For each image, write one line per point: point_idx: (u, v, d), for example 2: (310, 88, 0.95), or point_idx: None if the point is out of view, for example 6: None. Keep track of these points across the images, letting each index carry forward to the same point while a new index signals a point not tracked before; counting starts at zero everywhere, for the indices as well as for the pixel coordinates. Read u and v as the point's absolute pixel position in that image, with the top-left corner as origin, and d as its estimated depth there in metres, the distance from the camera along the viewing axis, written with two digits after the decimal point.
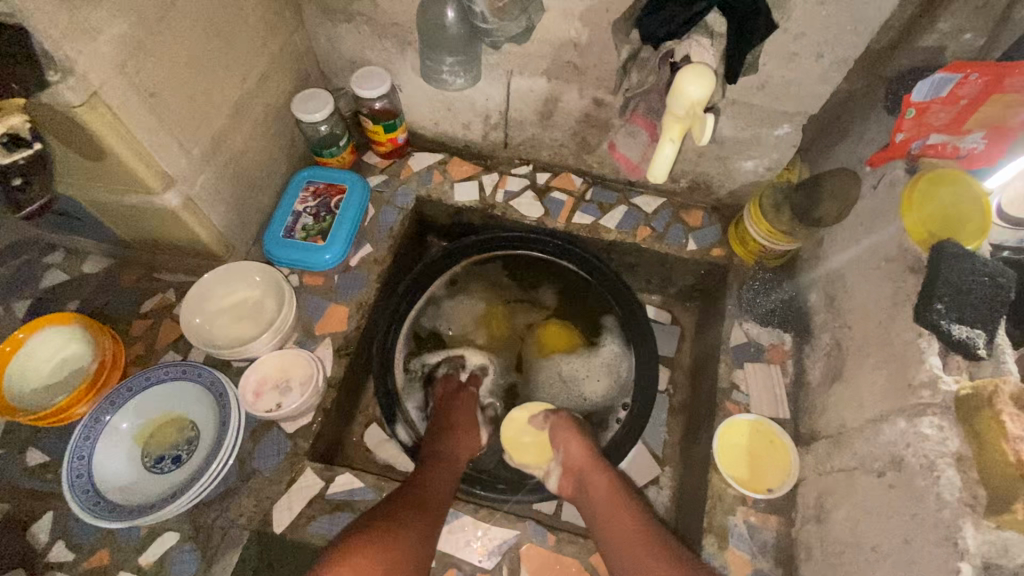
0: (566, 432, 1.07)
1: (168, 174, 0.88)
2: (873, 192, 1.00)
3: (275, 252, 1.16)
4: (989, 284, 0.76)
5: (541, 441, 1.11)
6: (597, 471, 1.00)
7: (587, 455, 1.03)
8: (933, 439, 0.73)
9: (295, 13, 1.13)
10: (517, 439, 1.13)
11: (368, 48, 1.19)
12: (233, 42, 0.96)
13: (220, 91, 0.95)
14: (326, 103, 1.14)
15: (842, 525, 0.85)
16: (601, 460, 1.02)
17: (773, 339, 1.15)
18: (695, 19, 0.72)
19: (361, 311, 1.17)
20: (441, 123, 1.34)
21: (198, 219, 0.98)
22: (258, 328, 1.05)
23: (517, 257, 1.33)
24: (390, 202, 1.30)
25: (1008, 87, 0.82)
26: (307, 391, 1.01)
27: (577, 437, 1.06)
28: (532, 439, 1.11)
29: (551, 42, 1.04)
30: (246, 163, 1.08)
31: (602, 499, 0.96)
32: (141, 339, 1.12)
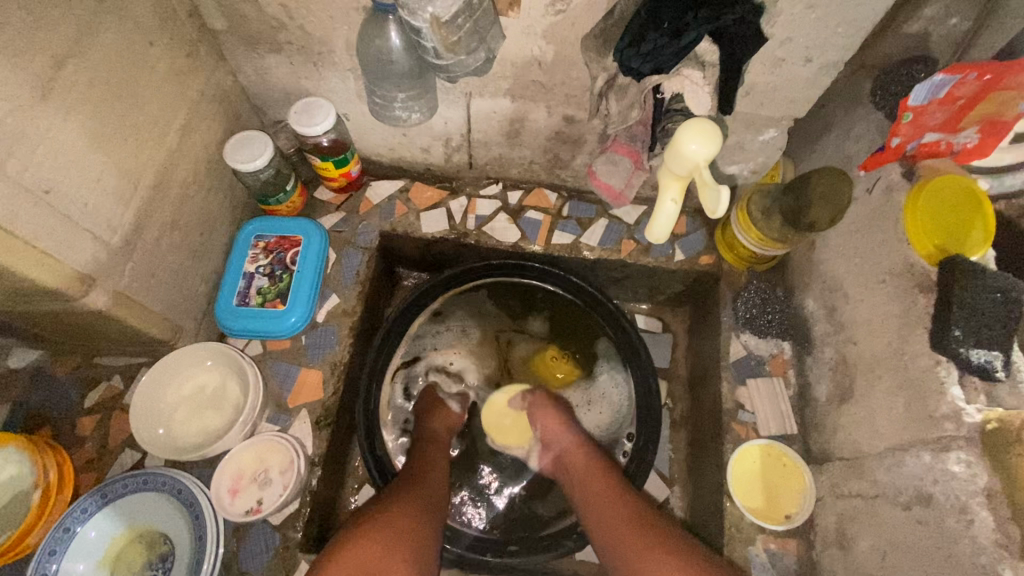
0: (542, 410, 1.09)
1: (88, 275, 0.75)
2: (868, 196, 0.95)
3: (230, 324, 1.04)
4: (1002, 302, 0.72)
5: (521, 421, 1.15)
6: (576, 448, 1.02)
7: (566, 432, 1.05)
8: (961, 477, 0.70)
9: (212, 47, 0.97)
10: (499, 425, 1.16)
11: (304, 78, 1.04)
12: (141, 102, 0.81)
13: (135, 161, 0.81)
14: (264, 148, 1.00)
15: (867, 555, 0.83)
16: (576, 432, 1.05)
17: (772, 350, 1.12)
18: (684, 53, 0.64)
19: (336, 373, 1.07)
20: (397, 149, 1.21)
21: (134, 310, 0.85)
22: (227, 417, 0.95)
23: (501, 285, 1.23)
24: (351, 243, 1.18)
25: (1007, 87, 0.76)
26: (290, 481, 0.92)
27: (558, 413, 1.08)
28: (512, 422, 1.15)
29: (512, 62, 0.93)
30: (181, 233, 0.94)
31: (581, 471, 0.99)
32: (90, 440, 1.00)
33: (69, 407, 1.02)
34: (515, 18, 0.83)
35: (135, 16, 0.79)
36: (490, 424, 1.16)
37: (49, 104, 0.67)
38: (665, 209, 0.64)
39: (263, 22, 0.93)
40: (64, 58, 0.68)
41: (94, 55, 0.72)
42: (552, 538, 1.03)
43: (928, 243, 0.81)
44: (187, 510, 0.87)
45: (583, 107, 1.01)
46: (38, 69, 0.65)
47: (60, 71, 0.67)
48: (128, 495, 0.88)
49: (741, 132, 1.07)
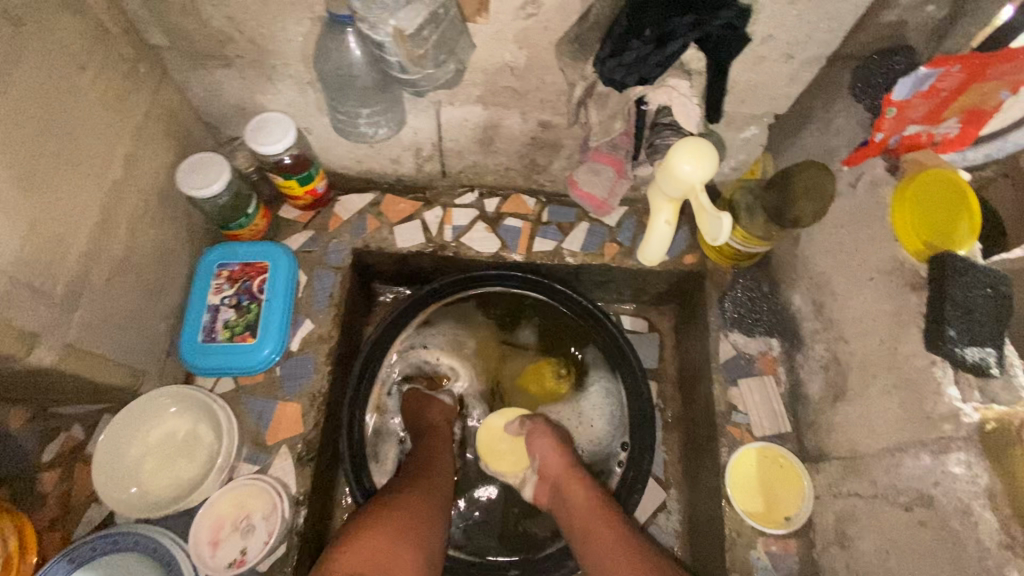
0: (542, 439, 1.03)
1: (31, 330, 0.68)
2: (852, 191, 0.93)
3: (197, 362, 0.98)
4: (992, 298, 0.72)
5: (518, 447, 1.08)
6: (577, 480, 0.97)
7: (568, 462, 1.00)
8: (963, 478, 0.70)
9: (155, 65, 0.89)
10: (493, 447, 1.10)
11: (259, 93, 0.97)
12: (77, 134, 0.74)
13: (75, 199, 0.74)
14: (221, 171, 0.93)
15: (869, 555, 0.83)
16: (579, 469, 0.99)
17: (761, 347, 1.11)
18: (669, 62, 0.60)
19: (316, 404, 1.01)
20: (365, 161, 1.15)
21: (87, 361, 0.78)
22: (202, 464, 0.89)
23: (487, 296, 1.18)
24: (322, 263, 1.12)
25: (990, 77, 0.74)
26: (275, 524, 0.87)
27: (559, 444, 1.02)
28: (509, 446, 1.08)
29: (483, 69, 0.87)
30: (134, 270, 0.87)
31: (579, 507, 0.95)
32: (53, 496, 0.92)
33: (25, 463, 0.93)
34: (483, 24, 0.78)
35: (61, 38, 0.71)
36: (484, 443, 1.10)
37: None
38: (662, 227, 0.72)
39: (209, 36, 0.85)
40: None
41: (15, 86, 0.64)
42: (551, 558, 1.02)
43: (917, 241, 0.80)
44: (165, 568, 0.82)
45: (559, 111, 0.96)
46: None
47: None
48: (97, 559, 0.80)
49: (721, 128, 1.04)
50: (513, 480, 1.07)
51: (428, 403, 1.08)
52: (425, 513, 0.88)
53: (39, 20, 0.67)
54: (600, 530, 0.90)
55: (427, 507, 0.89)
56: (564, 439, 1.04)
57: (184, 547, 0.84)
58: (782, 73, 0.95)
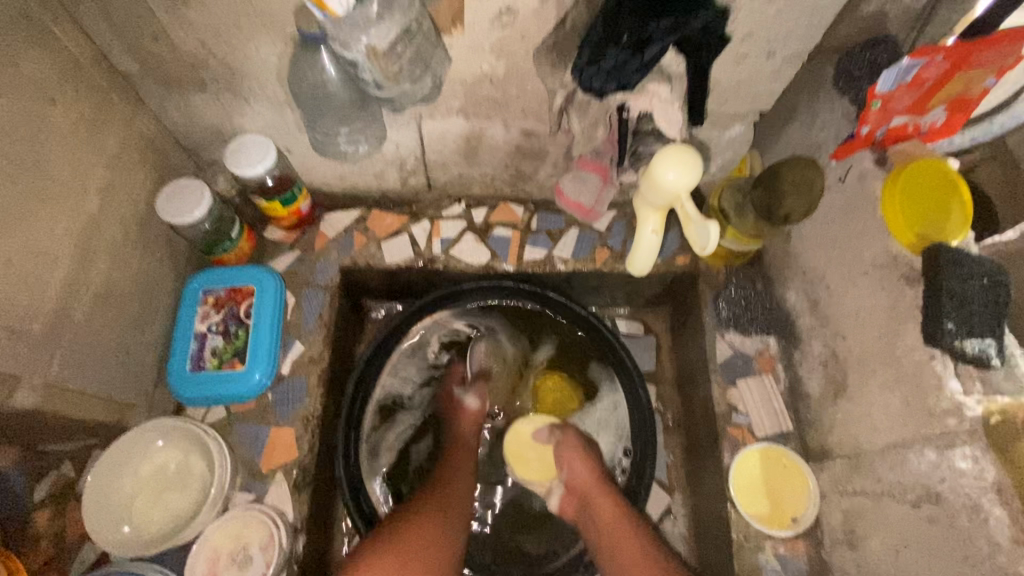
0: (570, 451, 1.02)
1: (9, 373, 0.66)
2: (841, 185, 0.93)
3: (184, 391, 0.95)
4: (988, 288, 0.70)
5: (546, 456, 1.06)
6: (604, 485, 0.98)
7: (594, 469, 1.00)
8: (970, 474, 0.69)
9: (128, 92, 0.88)
10: (523, 455, 1.08)
11: (237, 116, 0.95)
12: (47, 167, 0.72)
13: (51, 236, 0.72)
14: (201, 197, 0.91)
15: (878, 554, 0.82)
16: (607, 484, 0.97)
17: (758, 346, 1.09)
18: (648, 65, 0.59)
19: (310, 428, 0.99)
20: (349, 177, 1.13)
21: (70, 399, 0.76)
22: (195, 498, 0.87)
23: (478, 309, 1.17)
24: (310, 283, 1.10)
25: (974, 64, 0.74)
26: (273, 554, 0.85)
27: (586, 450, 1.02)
28: (536, 456, 1.07)
29: (462, 81, 0.86)
30: (116, 303, 0.85)
31: (609, 523, 0.92)
32: (45, 537, 0.89)
33: None
34: (459, 36, 0.77)
35: (27, 71, 0.69)
36: (513, 456, 1.08)
37: None
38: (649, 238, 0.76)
39: (181, 60, 0.84)
40: None
41: None
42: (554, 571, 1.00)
43: (908, 232, 0.79)
44: None
45: (542, 119, 0.95)
46: None
47: None
48: None
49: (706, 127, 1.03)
50: (538, 490, 1.06)
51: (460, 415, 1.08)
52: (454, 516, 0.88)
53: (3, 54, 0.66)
54: (631, 547, 0.88)
55: (457, 507, 0.90)
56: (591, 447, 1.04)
57: None
58: (764, 73, 0.90)
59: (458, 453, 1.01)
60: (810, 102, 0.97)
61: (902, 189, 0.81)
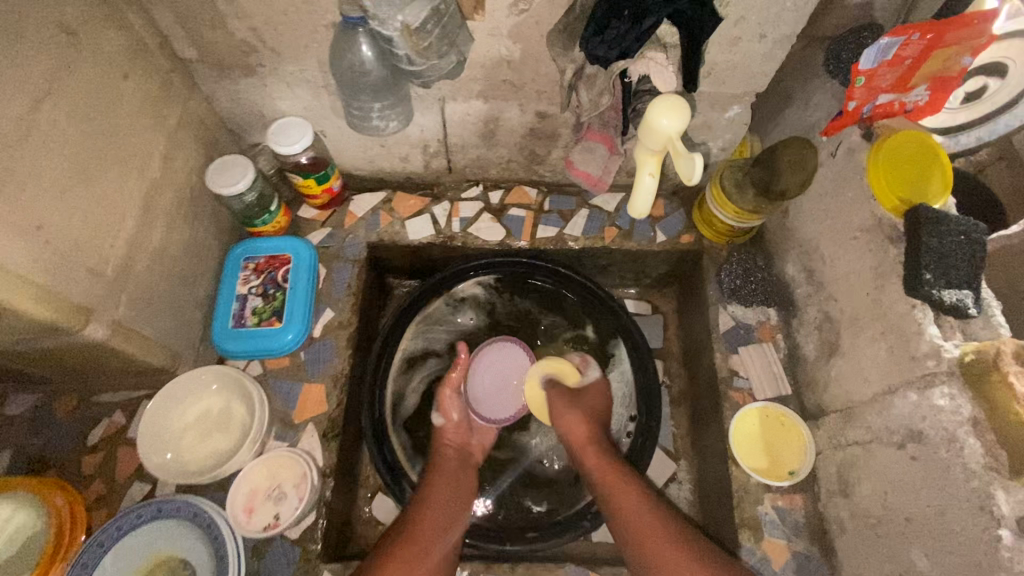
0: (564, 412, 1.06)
1: (86, 306, 0.76)
2: (833, 159, 1.00)
3: (228, 346, 1.05)
4: (966, 243, 0.78)
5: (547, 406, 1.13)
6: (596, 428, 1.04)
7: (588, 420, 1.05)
8: (948, 409, 0.74)
9: (185, 76, 0.99)
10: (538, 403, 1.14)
11: (279, 100, 1.06)
12: (121, 134, 0.83)
13: (122, 193, 0.83)
14: (245, 171, 1.01)
15: (869, 498, 0.87)
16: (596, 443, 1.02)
17: (759, 317, 1.15)
18: (645, 36, 0.68)
19: (339, 385, 1.08)
20: (376, 160, 1.23)
21: (132, 339, 0.86)
22: (236, 438, 0.96)
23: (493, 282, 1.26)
24: (340, 257, 1.19)
25: (949, 43, 0.81)
26: (305, 492, 0.94)
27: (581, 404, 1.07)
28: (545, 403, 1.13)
29: (483, 64, 0.96)
30: (170, 262, 0.95)
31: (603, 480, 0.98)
32: (97, 477, 0.99)
33: (71, 447, 1.01)
34: (481, 21, 0.87)
35: (108, 50, 0.80)
36: (534, 406, 1.15)
37: (32, 140, 0.67)
38: (646, 183, 0.73)
39: (235, 47, 0.95)
40: (41, 95, 0.68)
41: (69, 89, 0.73)
42: (560, 524, 1.05)
43: (891, 197, 0.85)
44: (205, 530, 0.88)
45: (555, 101, 1.04)
46: (19, 107, 0.65)
47: (40, 107, 0.69)
48: (144, 524, 0.89)
49: (706, 111, 1.12)
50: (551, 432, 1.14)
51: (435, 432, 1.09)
52: (441, 529, 0.92)
53: (90, 34, 0.77)
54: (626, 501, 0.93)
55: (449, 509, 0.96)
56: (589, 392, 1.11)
57: (224, 515, 0.90)
58: (757, 53, 0.99)
59: (444, 462, 1.04)
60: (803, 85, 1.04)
61: (888, 157, 0.88)
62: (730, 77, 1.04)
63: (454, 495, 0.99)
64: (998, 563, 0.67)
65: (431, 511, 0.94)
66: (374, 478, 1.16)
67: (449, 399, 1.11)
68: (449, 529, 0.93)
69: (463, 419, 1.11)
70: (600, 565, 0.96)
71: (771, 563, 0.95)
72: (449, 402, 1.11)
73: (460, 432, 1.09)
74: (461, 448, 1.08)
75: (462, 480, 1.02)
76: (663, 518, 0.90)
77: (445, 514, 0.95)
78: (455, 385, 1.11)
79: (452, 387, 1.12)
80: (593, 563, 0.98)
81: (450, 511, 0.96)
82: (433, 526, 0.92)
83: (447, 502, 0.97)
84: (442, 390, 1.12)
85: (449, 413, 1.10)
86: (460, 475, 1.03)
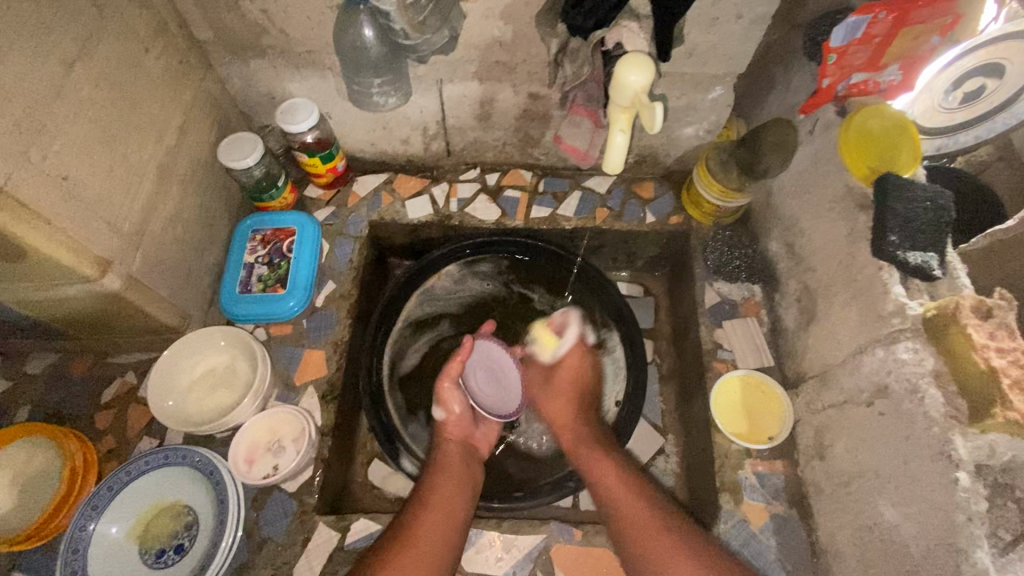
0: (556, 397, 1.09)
1: (105, 258, 0.84)
2: (811, 137, 1.04)
3: (235, 310, 1.12)
4: (932, 209, 0.80)
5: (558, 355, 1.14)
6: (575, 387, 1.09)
7: (569, 380, 1.09)
8: (911, 362, 0.78)
9: (201, 58, 1.07)
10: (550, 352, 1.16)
11: (288, 80, 1.12)
12: (140, 104, 0.91)
13: (138, 157, 0.90)
14: (254, 146, 1.08)
15: (842, 457, 0.90)
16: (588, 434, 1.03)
17: (744, 293, 1.18)
18: (621, 5, 0.76)
19: (338, 351, 1.13)
20: (378, 142, 1.29)
21: (144, 293, 0.94)
22: (238, 394, 1.02)
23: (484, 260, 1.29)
24: (343, 233, 1.25)
25: (915, 20, 0.85)
26: (302, 447, 0.98)
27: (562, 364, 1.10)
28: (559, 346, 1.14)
29: (476, 45, 1.03)
30: (184, 226, 1.04)
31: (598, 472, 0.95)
32: (110, 432, 1.03)
33: (84, 407, 1.05)
34: (473, 2, 0.94)
35: (130, 26, 0.88)
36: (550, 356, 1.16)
37: (62, 100, 0.76)
38: (618, 140, 0.81)
39: (247, 29, 1.02)
40: (70, 61, 0.77)
41: (98, 60, 0.82)
42: (544, 487, 1.08)
43: (863, 166, 0.89)
44: (207, 477, 0.93)
45: (545, 82, 1.11)
46: (52, 70, 0.74)
47: (68, 72, 0.77)
48: (151, 470, 0.94)
49: (691, 95, 1.17)
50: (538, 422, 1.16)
51: (437, 426, 1.07)
52: (446, 525, 0.87)
53: (115, 11, 0.85)
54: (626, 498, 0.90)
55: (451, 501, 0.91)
56: (572, 352, 1.11)
57: (226, 463, 0.95)
58: (735, 35, 1.04)
59: (446, 462, 1.00)
60: (785, 69, 1.09)
61: (860, 129, 0.91)
62: (712, 59, 1.09)
63: (457, 492, 0.94)
64: (956, 504, 0.69)
65: (433, 509, 0.89)
66: (371, 445, 1.20)
67: (447, 391, 1.08)
68: (454, 524, 0.88)
69: (464, 412, 1.09)
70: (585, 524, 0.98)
71: (750, 525, 0.97)
72: (450, 395, 1.08)
73: (462, 425, 1.08)
74: (463, 440, 1.07)
75: (466, 476, 0.98)
76: (658, 504, 0.89)
77: (448, 509, 0.90)
78: (451, 377, 1.08)
79: (451, 377, 1.09)
80: (576, 522, 1.00)
81: (454, 506, 0.91)
82: (435, 525, 0.86)
83: (450, 500, 0.91)
84: (441, 382, 1.09)
85: (451, 406, 1.08)
86: (463, 470, 0.99)
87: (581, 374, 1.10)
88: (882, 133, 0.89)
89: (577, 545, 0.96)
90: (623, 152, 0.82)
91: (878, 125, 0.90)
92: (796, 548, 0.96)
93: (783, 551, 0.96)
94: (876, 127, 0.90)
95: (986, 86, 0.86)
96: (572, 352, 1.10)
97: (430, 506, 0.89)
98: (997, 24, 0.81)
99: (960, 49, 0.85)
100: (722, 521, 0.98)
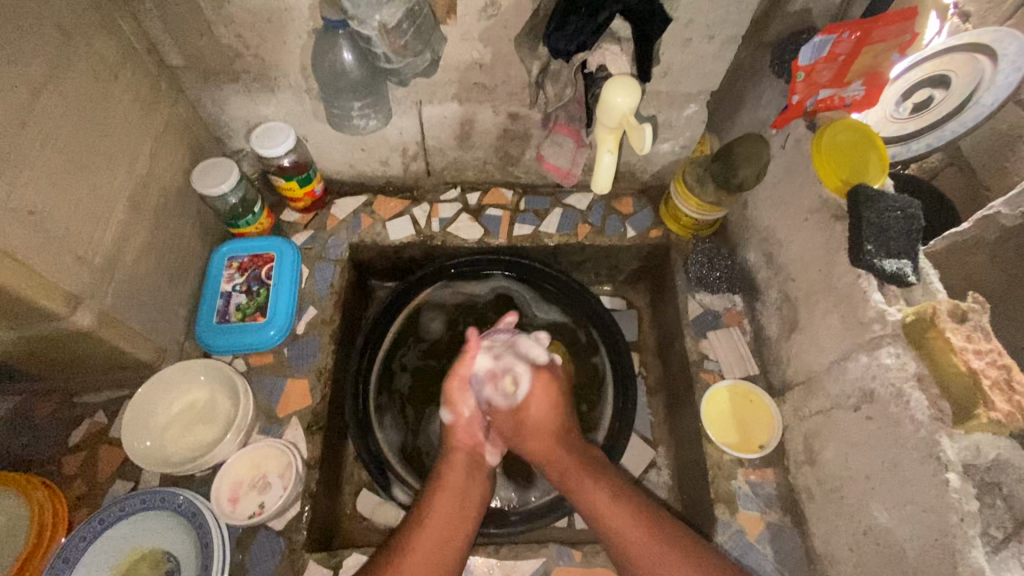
0: (549, 407, 1.00)
1: (74, 294, 0.81)
2: (783, 151, 1.07)
3: (212, 341, 1.08)
4: (904, 217, 0.83)
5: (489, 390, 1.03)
6: (547, 423, 0.99)
7: (543, 410, 1.00)
8: (894, 367, 0.80)
9: (172, 83, 1.04)
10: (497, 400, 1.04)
11: (263, 105, 1.10)
12: (110, 131, 0.88)
13: (110, 186, 0.88)
14: (230, 170, 1.05)
15: (833, 462, 0.92)
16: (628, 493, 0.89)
17: (725, 304, 1.20)
18: (601, 29, 0.79)
19: (323, 379, 1.09)
20: (357, 164, 1.27)
21: (118, 329, 0.90)
22: (218, 430, 0.99)
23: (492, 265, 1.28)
24: (322, 257, 1.22)
25: (876, 39, 0.87)
26: (288, 483, 0.95)
27: (529, 404, 1.00)
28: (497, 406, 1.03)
29: (455, 67, 1.04)
30: (155, 256, 1.00)
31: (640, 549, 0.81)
32: (79, 477, 0.97)
33: (49, 452, 0.98)
34: (452, 24, 0.95)
35: (100, 53, 0.86)
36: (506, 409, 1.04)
37: (28, 130, 0.73)
38: (606, 160, 0.86)
39: (222, 54, 1.00)
40: (39, 90, 0.75)
41: (65, 87, 0.79)
42: (540, 510, 1.07)
43: (835, 179, 0.92)
44: (188, 521, 0.88)
45: (525, 103, 1.12)
46: (18, 98, 0.72)
47: (36, 101, 0.74)
48: (128, 516, 0.89)
49: (666, 111, 1.20)
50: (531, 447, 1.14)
51: (445, 429, 1.02)
52: (440, 548, 0.83)
53: (85, 36, 0.83)
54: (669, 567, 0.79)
55: (455, 518, 0.88)
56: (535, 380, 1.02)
57: (209, 505, 0.90)
58: (708, 55, 1.07)
59: (450, 473, 0.94)
60: (754, 87, 1.12)
61: (830, 144, 0.95)
62: (685, 78, 1.13)
63: (457, 512, 0.89)
64: (949, 504, 0.70)
65: (426, 530, 0.84)
66: (359, 475, 1.17)
67: (456, 390, 1.02)
68: (449, 548, 0.84)
69: (475, 415, 1.03)
70: (586, 546, 0.96)
71: (746, 535, 0.98)
72: (459, 395, 1.02)
73: (471, 430, 1.01)
74: (471, 446, 0.99)
75: (468, 492, 0.93)
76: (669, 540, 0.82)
77: (443, 536, 0.84)
78: (463, 377, 1.02)
79: (461, 377, 1.03)
80: (576, 543, 0.99)
81: (450, 535, 0.85)
82: (424, 550, 0.82)
83: (448, 521, 0.87)
84: (449, 382, 1.03)
85: (460, 408, 1.02)
86: (467, 486, 0.93)
87: (554, 397, 1.01)
88: (857, 146, 0.91)
89: (578, 566, 0.95)
90: (611, 172, 0.88)
91: (855, 142, 0.92)
92: (792, 554, 0.97)
93: (780, 558, 0.97)
94: (853, 144, 0.92)
95: (933, 97, 0.92)
96: (534, 383, 1.01)
97: (427, 531, 0.84)
98: (940, 39, 0.91)
99: (909, 61, 0.94)
100: (719, 534, 0.99)
